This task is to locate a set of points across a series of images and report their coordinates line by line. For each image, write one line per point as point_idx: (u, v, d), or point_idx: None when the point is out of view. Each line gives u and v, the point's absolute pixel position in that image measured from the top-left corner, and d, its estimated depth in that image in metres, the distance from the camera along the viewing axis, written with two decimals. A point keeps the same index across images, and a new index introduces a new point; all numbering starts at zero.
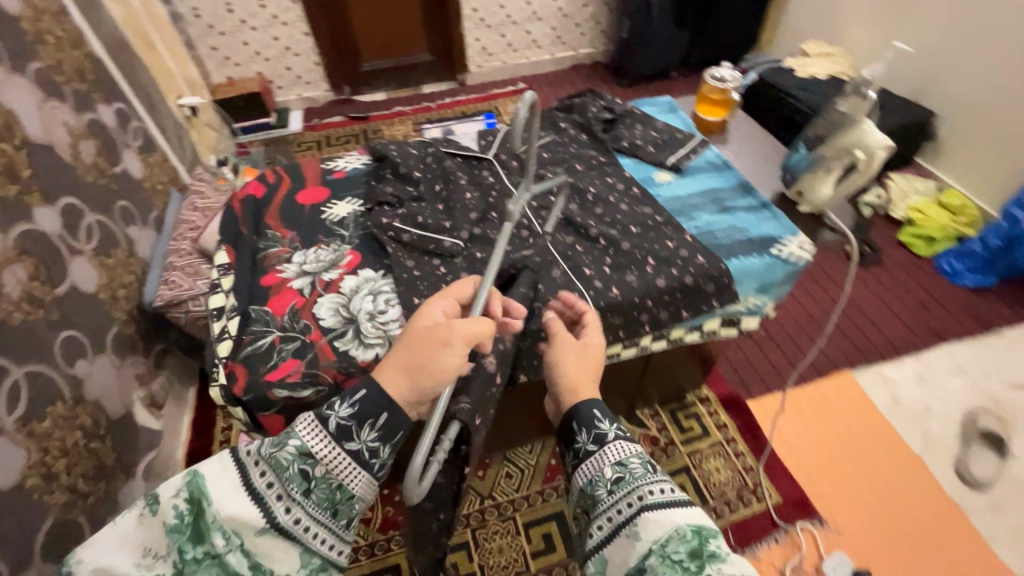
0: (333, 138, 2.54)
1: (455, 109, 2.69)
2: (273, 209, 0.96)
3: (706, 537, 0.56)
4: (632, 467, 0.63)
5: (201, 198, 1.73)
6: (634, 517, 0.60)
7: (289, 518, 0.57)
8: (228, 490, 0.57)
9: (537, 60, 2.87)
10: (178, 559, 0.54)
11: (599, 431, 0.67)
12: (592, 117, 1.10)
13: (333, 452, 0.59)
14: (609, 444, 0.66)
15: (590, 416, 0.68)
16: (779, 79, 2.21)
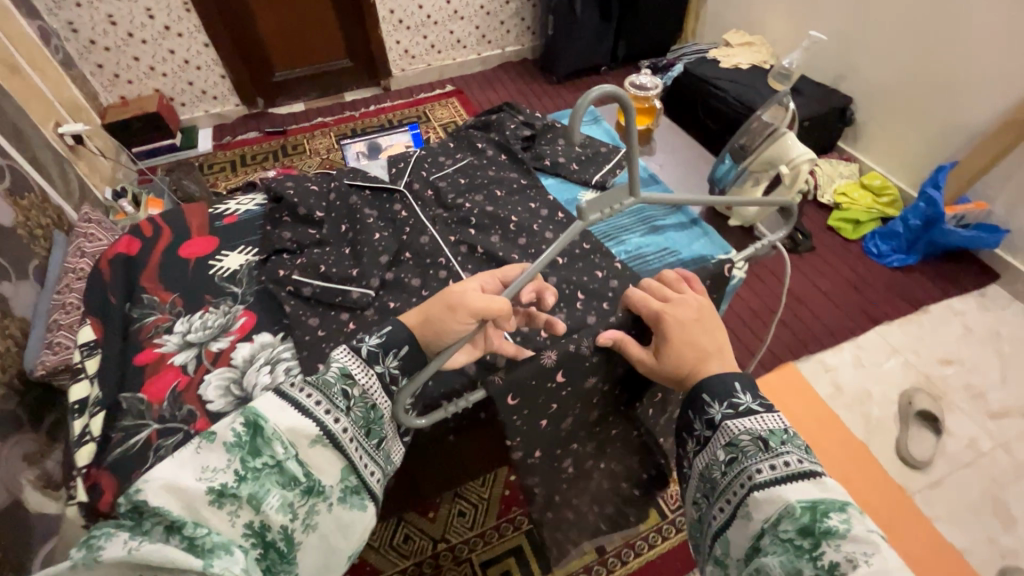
0: (249, 157, 2.34)
1: (381, 117, 2.54)
2: (149, 268, 0.83)
3: (823, 512, 0.56)
4: (743, 446, 0.64)
5: (89, 241, 1.53)
6: (747, 497, 0.61)
7: (338, 426, 0.61)
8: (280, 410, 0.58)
9: (464, 60, 2.76)
10: (242, 468, 0.54)
11: (709, 416, 0.70)
12: (510, 134, 1.03)
13: (369, 375, 0.65)
14: (720, 428, 0.68)
15: (700, 402, 0.71)
16: (704, 71, 2.22)
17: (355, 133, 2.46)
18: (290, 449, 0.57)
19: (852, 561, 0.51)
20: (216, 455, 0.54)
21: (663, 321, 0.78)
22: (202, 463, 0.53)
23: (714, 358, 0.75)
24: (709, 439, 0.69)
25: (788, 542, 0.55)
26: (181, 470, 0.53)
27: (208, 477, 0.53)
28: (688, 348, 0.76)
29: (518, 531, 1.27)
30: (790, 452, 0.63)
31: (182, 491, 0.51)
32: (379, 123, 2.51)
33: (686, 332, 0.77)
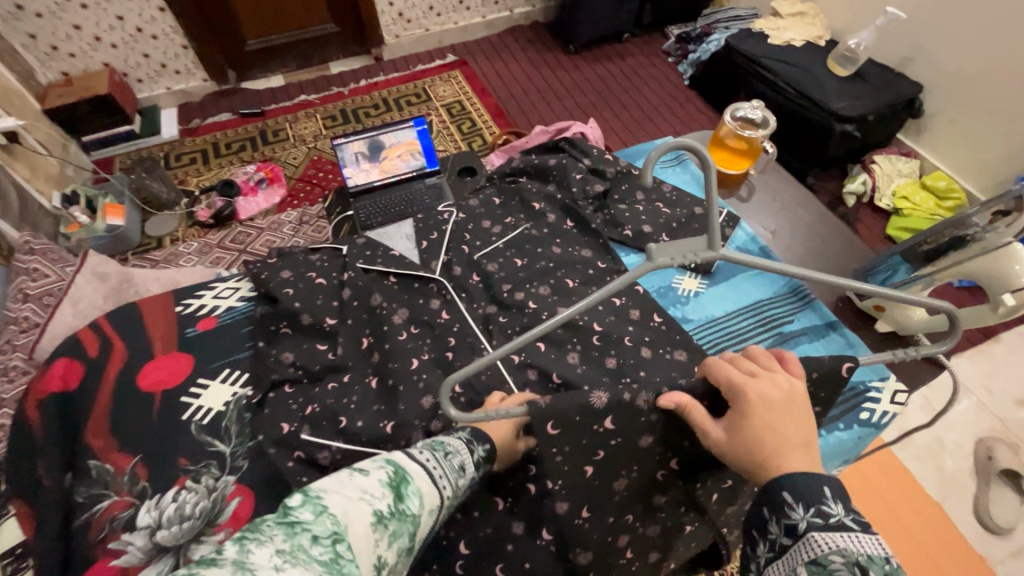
0: (223, 145, 2.02)
1: (374, 94, 2.21)
2: (95, 422, 0.86)
3: None
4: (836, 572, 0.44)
5: (31, 279, 1.25)
6: None
7: (449, 494, 0.62)
8: (412, 468, 0.60)
9: (466, 24, 2.39)
10: (392, 506, 0.54)
11: (790, 521, 0.48)
12: (577, 195, 1.11)
13: (472, 463, 0.67)
14: (804, 538, 0.47)
15: (774, 500, 0.50)
16: (751, 47, 1.91)
17: (345, 115, 2.13)
18: (421, 507, 0.57)
19: None
20: (372, 484, 0.54)
21: (740, 394, 0.53)
22: (361, 486, 0.53)
23: (799, 454, 0.50)
24: (788, 548, 0.49)
25: None
26: (341, 492, 0.51)
27: (366, 500, 0.52)
28: (762, 433, 0.51)
29: None
30: None
31: (343, 509, 0.50)
32: (372, 103, 2.17)
33: (768, 420, 0.52)
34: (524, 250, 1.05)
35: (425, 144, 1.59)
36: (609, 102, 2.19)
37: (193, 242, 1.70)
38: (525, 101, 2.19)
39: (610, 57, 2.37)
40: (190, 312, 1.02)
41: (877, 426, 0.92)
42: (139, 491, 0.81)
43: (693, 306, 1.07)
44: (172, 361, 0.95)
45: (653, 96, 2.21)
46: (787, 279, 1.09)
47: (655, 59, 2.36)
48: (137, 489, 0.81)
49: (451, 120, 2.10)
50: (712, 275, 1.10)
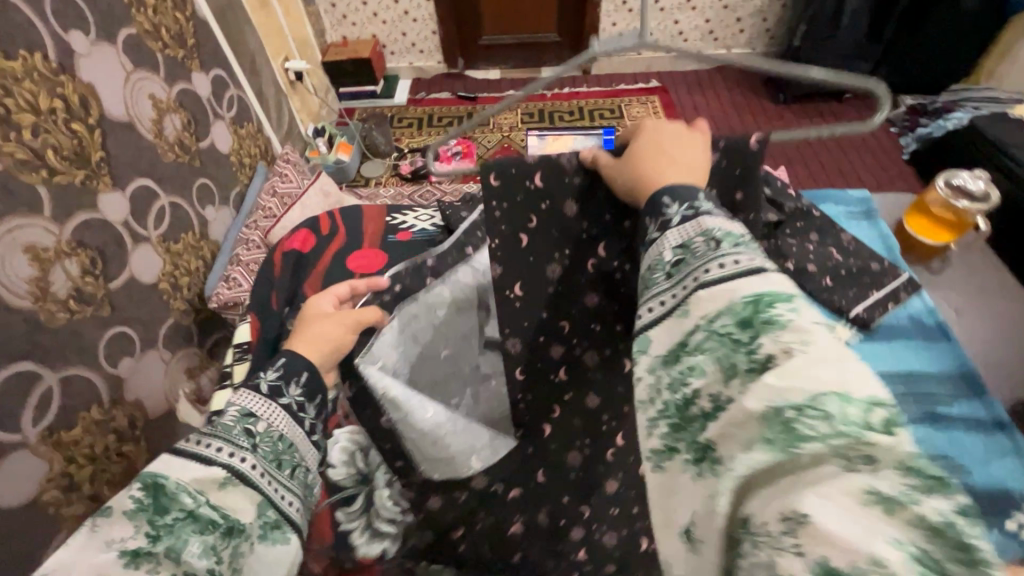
0: (437, 117, 2.34)
1: (573, 102, 2.37)
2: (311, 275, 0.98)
3: (765, 305, 0.48)
4: (694, 246, 0.55)
5: (281, 181, 1.62)
6: (688, 296, 0.53)
7: (249, 466, 0.65)
8: (174, 466, 0.63)
9: (679, 55, 2.44)
10: (151, 527, 0.57)
11: (664, 217, 0.59)
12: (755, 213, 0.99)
13: (264, 404, 0.72)
14: (670, 228, 0.58)
15: (659, 206, 0.60)
16: (1001, 134, 1.68)
17: (541, 114, 2.33)
18: (199, 495, 0.61)
19: (787, 352, 0.44)
20: (120, 524, 0.57)
21: (643, 126, 0.70)
22: (106, 535, 0.56)
23: (678, 170, 0.64)
24: (655, 241, 0.59)
25: (722, 335, 0.48)
26: (87, 548, 0.55)
27: (116, 546, 0.56)
28: (657, 150, 0.66)
29: None
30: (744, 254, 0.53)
31: (92, 565, 0.54)
32: (568, 110, 2.34)
33: (659, 141, 0.67)
34: None
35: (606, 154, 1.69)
36: (805, 159, 2.10)
37: (391, 189, 2.01)
38: None
39: (822, 114, 2.24)
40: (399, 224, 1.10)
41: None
42: None
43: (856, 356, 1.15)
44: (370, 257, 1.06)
45: (857, 163, 2.06)
46: (959, 365, 1.14)
47: (875, 125, 2.17)
48: None
49: None
50: (872, 332, 1.20)
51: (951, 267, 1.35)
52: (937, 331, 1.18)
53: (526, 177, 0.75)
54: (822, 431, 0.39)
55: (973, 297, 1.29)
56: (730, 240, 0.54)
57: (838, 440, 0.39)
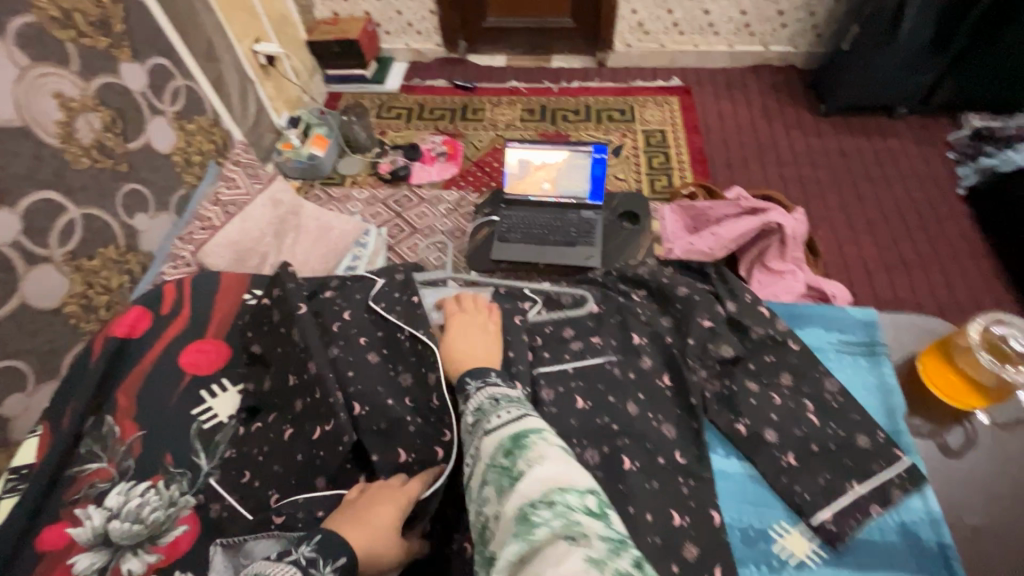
0: (427, 109, 2.12)
1: (581, 99, 2.10)
2: (134, 375, 0.88)
3: (523, 438, 0.56)
4: (485, 407, 0.63)
5: (228, 187, 1.46)
6: (479, 444, 0.59)
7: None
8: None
9: (708, 49, 2.12)
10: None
11: (466, 390, 0.67)
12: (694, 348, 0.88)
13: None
14: (472, 395, 0.67)
15: (463, 383, 0.69)
16: None
17: (543, 111, 2.08)
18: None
19: (533, 465, 0.52)
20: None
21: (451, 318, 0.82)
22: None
23: (492, 349, 0.77)
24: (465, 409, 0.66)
25: (501, 467, 0.54)
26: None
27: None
28: (477, 333, 0.79)
29: None
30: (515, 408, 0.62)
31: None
32: (573, 108, 2.07)
33: (469, 326, 0.80)
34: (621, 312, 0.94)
35: (595, 174, 1.43)
36: (839, 184, 1.77)
37: (365, 191, 1.82)
38: (736, 152, 1.89)
39: (869, 129, 1.91)
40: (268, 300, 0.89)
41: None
42: (124, 466, 0.81)
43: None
44: (210, 347, 0.92)
45: (903, 195, 1.72)
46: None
47: (931, 148, 1.83)
48: (123, 464, 0.81)
49: (645, 149, 1.89)
50: (838, 549, 0.77)
51: (976, 451, 0.87)
52: (938, 558, 0.75)
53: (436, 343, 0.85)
54: (546, 518, 0.46)
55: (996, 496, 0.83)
56: (516, 400, 0.64)
57: (557, 521, 0.46)
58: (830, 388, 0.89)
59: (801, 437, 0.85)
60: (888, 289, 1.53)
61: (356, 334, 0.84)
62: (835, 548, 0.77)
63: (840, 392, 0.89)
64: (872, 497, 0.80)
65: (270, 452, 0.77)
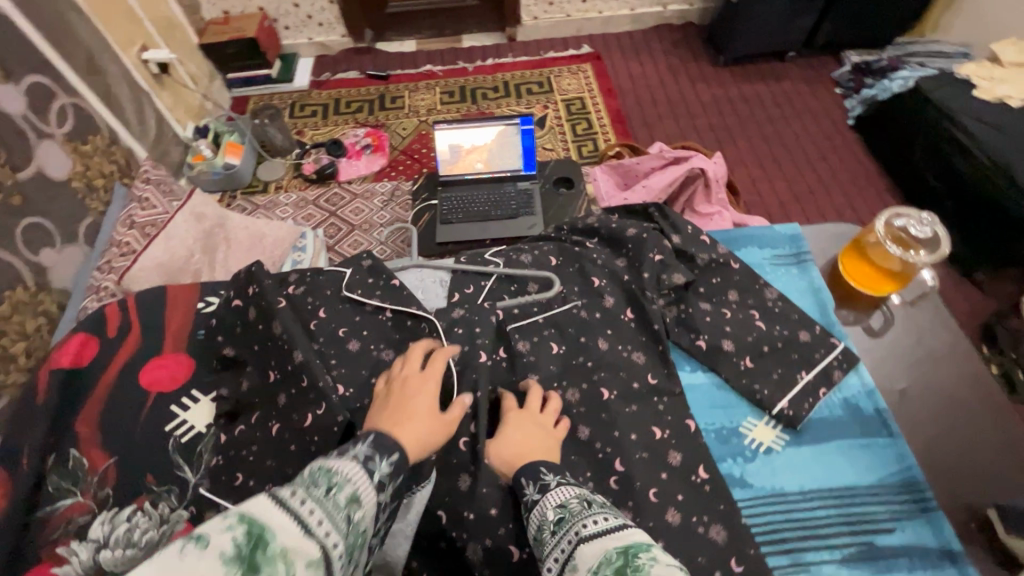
0: (343, 102, 2.06)
1: (497, 76, 2.11)
2: (90, 405, 0.81)
3: (633, 554, 0.50)
4: (571, 506, 0.60)
5: (142, 208, 1.36)
6: (572, 552, 0.55)
7: (336, 549, 0.45)
8: (276, 517, 0.44)
9: (612, 15, 2.19)
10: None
11: (543, 482, 0.65)
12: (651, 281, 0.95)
13: (371, 487, 0.52)
14: (551, 489, 0.64)
15: (534, 474, 0.67)
16: (948, 97, 1.54)
17: (462, 91, 2.07)
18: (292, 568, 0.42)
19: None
20: (206, 563, 0.39)
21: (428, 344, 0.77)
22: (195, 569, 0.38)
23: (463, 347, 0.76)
24: (537, 504, 0.64)
25: None
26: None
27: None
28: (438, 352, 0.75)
29: None
30: (599, 512, 0.58)
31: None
32: (492, 85, 2.08)
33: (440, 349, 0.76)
34: (574, 267, 0.99)
35: (527, 145, 1.46)
36: (747, 129, 1.91)
37: (292, 194, 1.75)
38: (651, 110, 1.98)
39: (765, 75, 2.06)
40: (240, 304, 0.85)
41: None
42: (101, 497, 0.75)
43: (759, 467, 0.86)
44: (175, 363, 0.87)
45: (802, 132, 1.88)
46: (902, 467, 0.85)
47: (820, 86, 2.01)
48: (100, 495, 0.75)
49: (567, 118, 1.94)
50: (798, 431, 0.89)
51: (893, 328, 1.02)
52: (877, 422, 0.88)
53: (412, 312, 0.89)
54: None
55: (914, 362, 0.98)
56: (595, 502, 0.61)
57: None
58: (770, 295, 0.98)
59: (753, 342, 0.94)
60: (802, 217, 1.69)
61: (335, 326, 0.86)
62: (795, 429, 0.89)
63: (779, 297, 0.98)
64: (818, 381, 0.91)
65: (262, 449, 0.75)
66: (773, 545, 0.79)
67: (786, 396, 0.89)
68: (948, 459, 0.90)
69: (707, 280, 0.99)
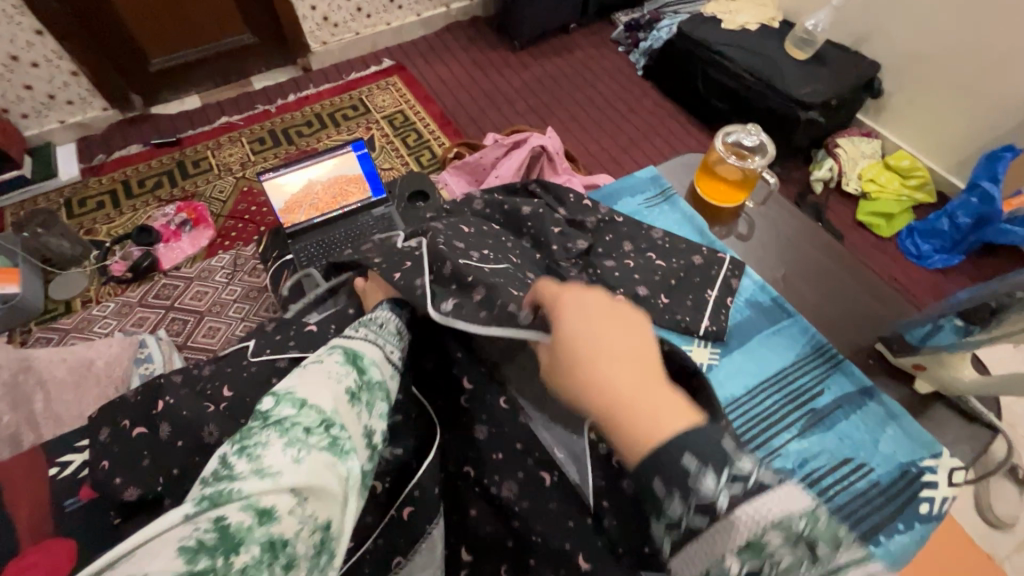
0: (135, 183, 1.77)
1: (305, 110, 1.98)
2: None
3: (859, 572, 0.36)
4: (770, 546, 0.37)
5: None
6: None
7: (398, 364, 0.58)
8: (352, 342, 0.54)
9: (401, 24, 2.19)
10: (358, 379, 0.50)
11: (701, 496, 0.37)
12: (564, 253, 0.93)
13: (403, 328, 0.63)
14: (729, 524, 0.38)
15: (664, 482, 0.38)
16: (704, 33, 1.81)
17: (274, 135, 1.91)
18: (382, 375, 0.53)
19: None
20: (324, 368, 0.48)
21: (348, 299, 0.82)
22: (323, 369, 0.48)
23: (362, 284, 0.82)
24: (700, 533, 0.38)
25: None
26: (307, 381, 0.46)
27: (336, 383, 0.47)
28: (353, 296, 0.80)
29: None
30: (806, 540, 0.37)
31: (313, 386, 0.46)
32: (303, 121, 1.95)
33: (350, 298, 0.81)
34: None
35: (367, 170, 1.41)
36: (561, 100, 2.05)
37: (109, 303, 1.48)
38: (472, 105, 2.02)
39: (557, 50, 2.23)
40: (144, 429, 0.68)
41: (938, 519, 0.81)
42: None
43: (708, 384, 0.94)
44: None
45: (606, 91, 2.08)
46: (809, 335, 0.98)
47: (605, 48, 2.23)
48: None
49: (395, 134, 1.90)
50: (725, 341, 0.98)
51: (756, 228, 1.17)
52: (777, 309, 1.00)
53: None
54: None
55: (780, 250, 1.14)
56: (792, 505, 0.38)
57: None
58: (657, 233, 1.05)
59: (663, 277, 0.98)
60: (635, 163, 1.86)
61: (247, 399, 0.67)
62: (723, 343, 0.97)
63: (665, 234, 1.05)
64: (724, 293, 0.99)
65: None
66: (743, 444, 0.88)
67: (708, 320, 0.96)
68: (839, 316, 1.05)
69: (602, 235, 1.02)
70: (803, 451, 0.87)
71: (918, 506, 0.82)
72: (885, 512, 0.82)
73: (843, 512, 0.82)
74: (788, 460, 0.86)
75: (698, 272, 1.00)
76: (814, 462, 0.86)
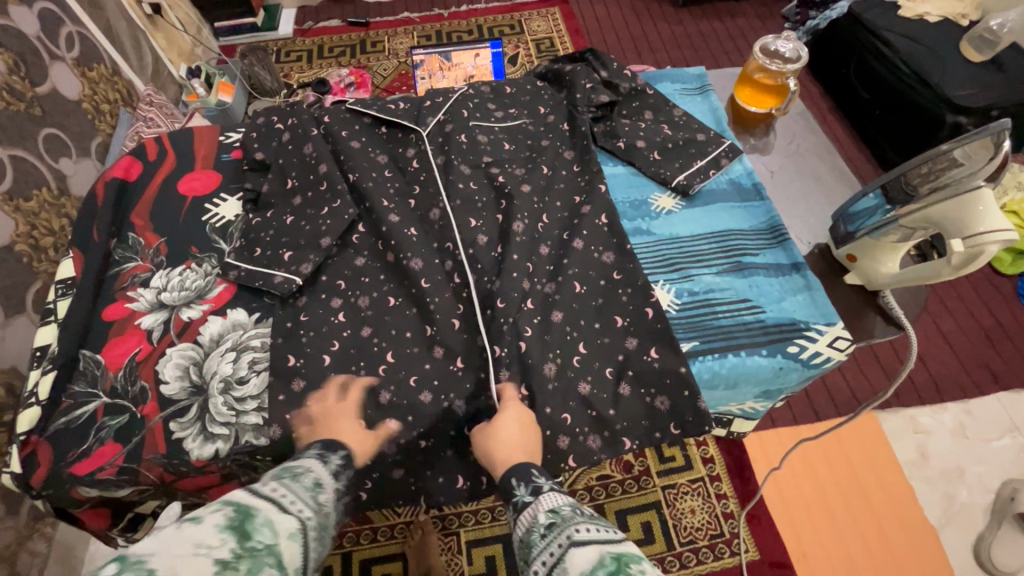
0: (326, 48, 2.18)
1: (471, 21, 2.24)
2: (141, 206, 1.00)
3: (626, 562, 0.50)
4: (564, 513, 0.60)
5: (147, 126, 1.45)
6: (563, 554, 0.54)
7: (311, 519, 0.57)
8: (255, 500, 0.54)
9: None
10: (238, 547, 0.48)
11: (535, 483, 0.65)
12: (582, 99, 1.11)
13: (326, 474, 0.66)
14: (541, 509, 0.61)
15: (524, 473, 0.67)
16: (874, 17, 1.71)
17: (439, 35, 2.20)
18: (276, 535, 0.52)
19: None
20: (205, 533, 0.48)
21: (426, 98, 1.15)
22: (191, 542, 0.47)
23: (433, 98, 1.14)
24: (530, 505, 0.63)
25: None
26: (164, 554, 0.45)
27: (203, 554, 0.46)
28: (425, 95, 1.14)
29: (512, 519, 1.19)
30: (577, 526, 0.57)
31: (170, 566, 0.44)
32: (467, 29, 2.21)
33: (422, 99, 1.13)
34: (516, 138, 1.10)
35: (496, 67, 1.64)
36: (703, 60, 2.07)
37: None
38: (615, 46, 2.13)
39: (719, 14, 2.22)
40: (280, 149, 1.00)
41: (804, 365, 0.87)
42: (157, 262, 0.95)
43: (661, 224, 1.03)
44: (204, 176, 1.05)
45: None
46: (770, 217, 1.02)
47: (770, 22, 2.17)
48: (156, 260, 0.95)
49: (537, 55, 2.09)
50: (690, 197, 1.05)
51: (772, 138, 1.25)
52: (754, 191, 1.05)
53: (410, 163, 1.04)
54: None
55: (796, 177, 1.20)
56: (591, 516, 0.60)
57: None
58: (677, 112, 1.14)
59: (661, 140, 1.09)
60: None
61: (338, 129, 1.04)
62: (688, 196, 1.05)
63: (684, 113, 1.14)
64: (709, 165, 1.06)
65: None
66: (663, 267, 0.98)
67: (685, 174, 1.05)
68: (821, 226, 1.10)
69: (629, 101, 1.15)
70: (712, 285, 0.95)
71: (793, 349, 0.87)
72: (758, 341, 0.88)
73: (718, 333, 0.90)
74: (693, 287, 0.95)
75: (697, 146, 1.09)
76: (716, 297, 0.94)
